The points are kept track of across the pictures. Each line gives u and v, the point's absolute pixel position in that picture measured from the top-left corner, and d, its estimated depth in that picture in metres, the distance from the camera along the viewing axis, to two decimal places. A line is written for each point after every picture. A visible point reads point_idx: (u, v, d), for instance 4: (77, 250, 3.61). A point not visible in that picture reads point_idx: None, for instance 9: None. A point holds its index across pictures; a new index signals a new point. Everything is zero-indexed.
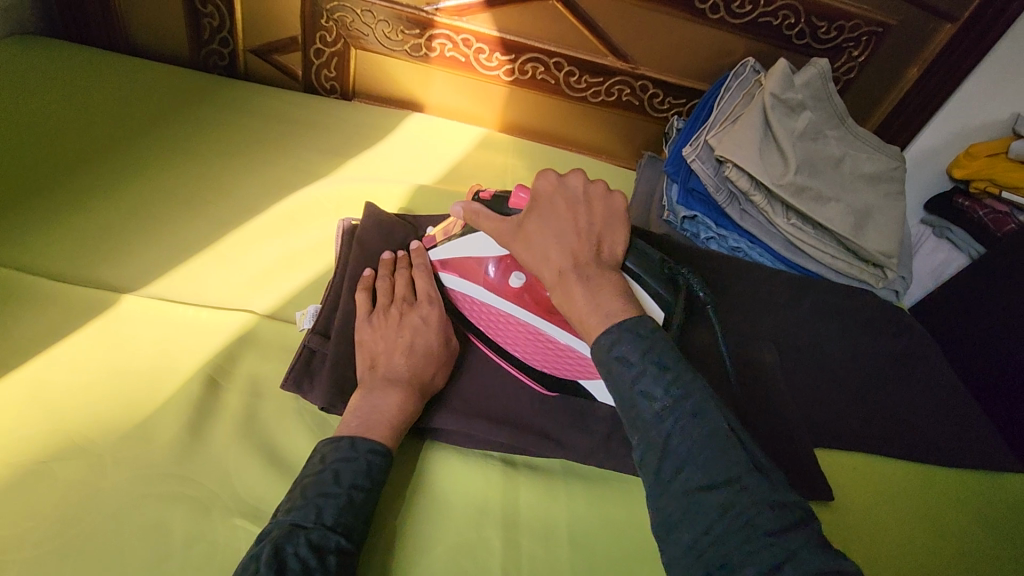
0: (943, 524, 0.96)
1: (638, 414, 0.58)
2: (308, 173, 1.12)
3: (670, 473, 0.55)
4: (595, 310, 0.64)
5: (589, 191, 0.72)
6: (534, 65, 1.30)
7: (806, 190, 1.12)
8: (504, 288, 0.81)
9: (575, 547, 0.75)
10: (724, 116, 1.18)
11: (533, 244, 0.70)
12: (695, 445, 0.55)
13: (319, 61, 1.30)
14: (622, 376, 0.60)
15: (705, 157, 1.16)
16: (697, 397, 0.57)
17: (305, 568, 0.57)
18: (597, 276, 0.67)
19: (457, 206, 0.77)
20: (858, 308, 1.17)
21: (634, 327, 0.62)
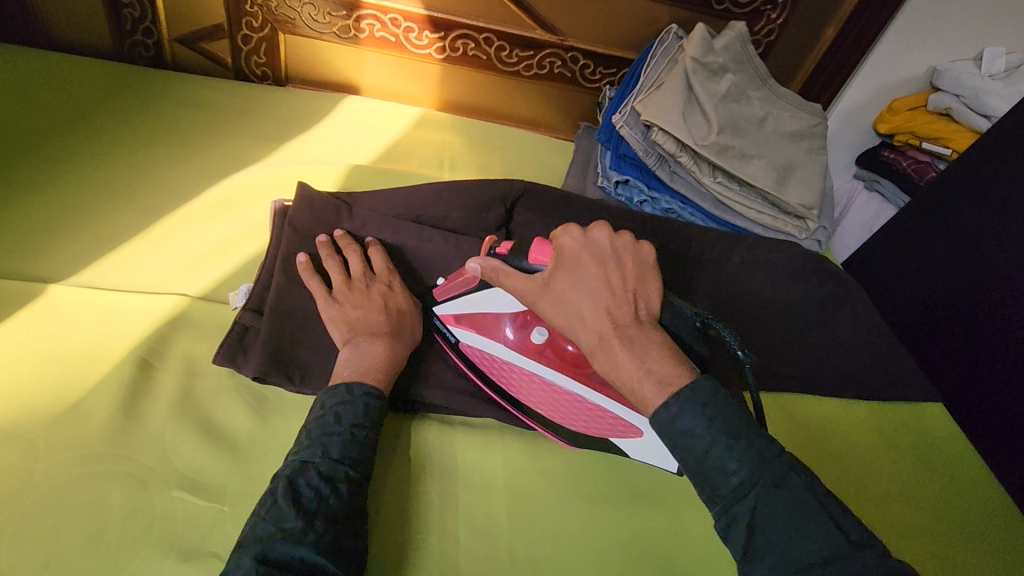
0: (867, 455, 1.02)
1: (715, 488, 0.61)
2: (240, 159, 1.13)
3: (762, 549, 0.59)
4: (644, 375, 0.64)
5: (618, 244, 0.70)
6: (464, 41, 1.31)
7: (729, 149, 1.17)
8: (526, 346, 0.82)
9: (511, 495, 0.79)
10: (650, 82, 1.21)
11: (563, 304, 0.69)
12: (784, 523, 0.58)
13: (248, 47, 1.30)
14: (696, 450, 0.61)
15: (633, 123, 1.19)
16: (776, 471, 0.60)
17: (319, 498, 0.65)
18: (639, 337, 0.65)
19: (474, 264, 0.77)
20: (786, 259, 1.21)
21: (692, 390, 0.62)
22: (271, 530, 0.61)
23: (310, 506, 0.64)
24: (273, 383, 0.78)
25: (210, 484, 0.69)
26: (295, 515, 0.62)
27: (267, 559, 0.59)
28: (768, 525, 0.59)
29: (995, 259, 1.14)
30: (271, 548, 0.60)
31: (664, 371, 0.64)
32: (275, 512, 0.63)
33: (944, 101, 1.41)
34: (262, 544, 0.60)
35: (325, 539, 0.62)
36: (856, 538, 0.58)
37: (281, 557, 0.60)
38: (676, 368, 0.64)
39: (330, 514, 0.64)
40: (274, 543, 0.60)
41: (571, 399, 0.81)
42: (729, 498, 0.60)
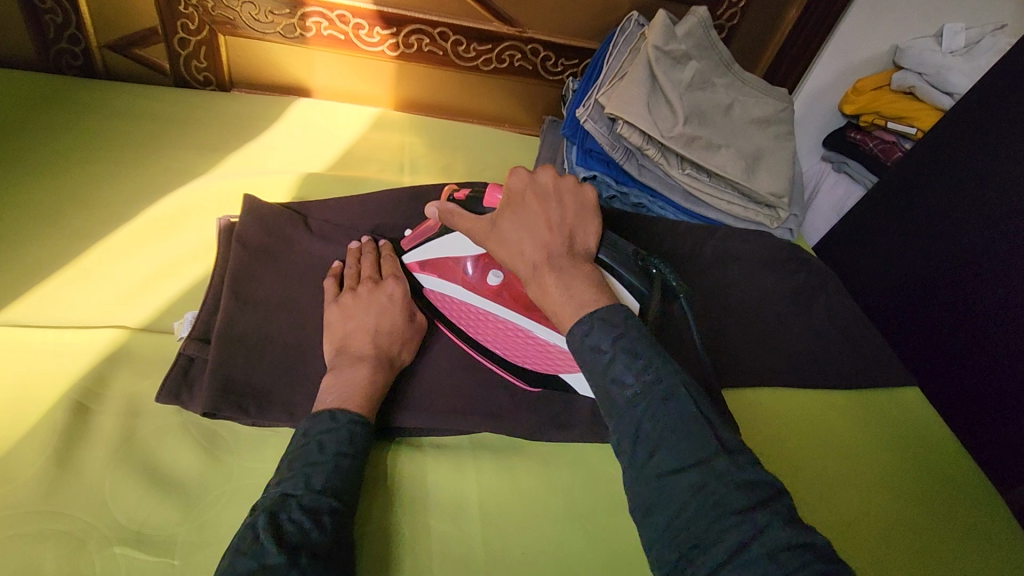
0: (850, 446, 1.01)
1: (613, 400, 0.59)
2: (183, 173, 1.05)
3: (645, 459, 0.55)
4: (568, 297, 0.64)
5: (561, 186, 0.74)
6: (418, 37, 1.25)
7: (696, 140, 1.13)
8: (482, 286, 0.83)
9: (486, 521, 0.75)
10: (612, 73, 1.16)
11: (505, 240, 0.72)
12: (666, 431, 0.55)
13: (186, 52, 1.21)
14: (596, 363, 0.60)
15: (598, 117, 1.15)
16: (668, 381, 0.57)
17: (301, 531, 0.58)
18: (567, 266, 0.67)
19: (432, 207, 0.79)
20: (756, 249, 1.21)
21: (607, 314, 0.62)
22: (251, 567, 0.54)
23: (294, 536, 0.57)
24: (224, 418, 0.72)
25: (157, 535, 0.63)
26: (280, 547, 0.56)
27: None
28: (654, 434, 0.55)
29: (965, 239, 1.13)
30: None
31: (585, 296, 0.64)
32: (256, 547, 0.56)
33: (907, 79, 1.40)
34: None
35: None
36: (739, 454, 0.54)
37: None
38: (600, 294, 0.65)
39: (314, 544, 0.58)
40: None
41: (525, 337, 0.82)
42: (620, 406, 0.58)
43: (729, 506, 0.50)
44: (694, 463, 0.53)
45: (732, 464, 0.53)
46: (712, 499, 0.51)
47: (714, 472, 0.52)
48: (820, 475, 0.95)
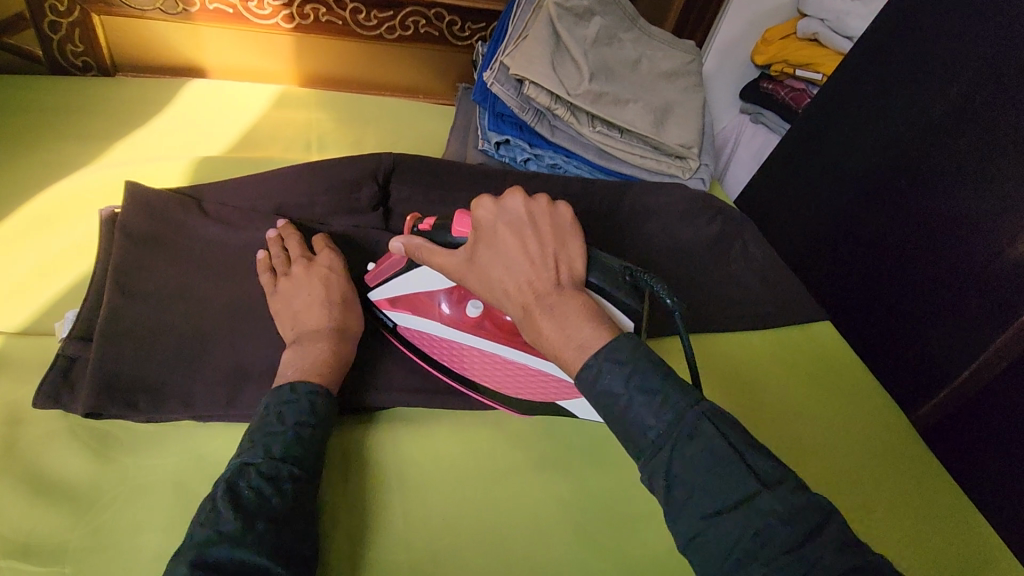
0: (744, 370, 1.01)
1: (636, 445, 0.55)
2: (62, 164, 0.98)
3: (678, 496, 0.52)
4: (566, 343, 0.58)
5: (535, 209, 0.64)
6: (313, 6, 1.19)
7: (605, 96, 1.12)
8: (462, 320, 0.79)
9: (440, 478, 0.74)
10: (517, 32, 1.11)
11: (487, 280, 0.64)
12: (705, 471, 0.52)
13: (58, 36, 1.13)
14: (613, 410, 0.56)
15: (505, 79, 1.10)
16: (690, 417, 0.54)
17: (259, 497, 0.58)
18: (560, 303, 0.59)
19: (397, 243, 0.72)
20: (673, 202, 1.14)
21: (611, 353, 0.56)
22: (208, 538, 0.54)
23: (250, 501, 0.57)
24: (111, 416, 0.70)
25: (43, 543, 0.61)
26: (240, 516, 0.56)
27: (204, 564, 0.52)
28: (685, 475, 0.52)
29: None
30: (209, 554, 0.53)
31: (584, 337, 0.57)
32: (206, 520, 0.56)
33: (811, 26, 1.39)
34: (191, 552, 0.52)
35: (269, 539, 0.56)
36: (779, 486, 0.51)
37: (217, 563, 0.53)
38: (598, 328, 0.58)
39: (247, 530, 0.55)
40: (211, 551, 0.53)
41: (517, 369, 0.78)
42: (647, 454, 0.54)
43: (779, 546, 0.48)
44: (745, 503, 0.50)
45: (775, 501, 0.50)
46: (755, 527, 0.49)
47: (758, 505, 0.50)
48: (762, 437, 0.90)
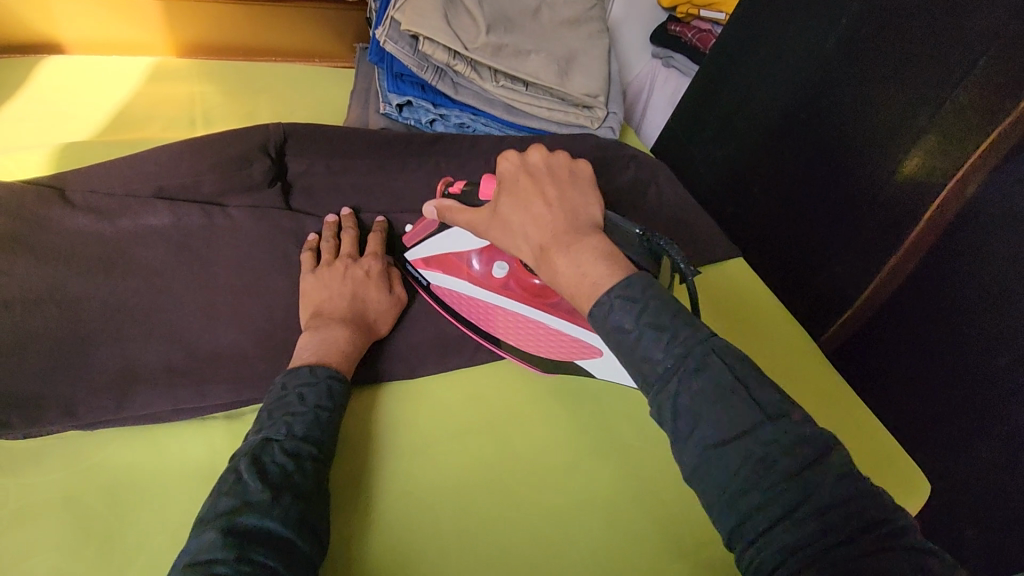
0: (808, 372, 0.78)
1: (642, 376, 0.43)
2: None
3: (686, 433, 0.41)
4: (578, 278, 0.46)
5: (553, 162, 0.54)
6: None
7: (772, 117, 0.97)
8: (489, 281, 0.69)
9: (491, 441, 0.63)
10: (561, 11, 0.93)
11: (509, 232, 0.53)
12: (706, 401, 0.41)
13: None
14: (625, 343, 0.44)
15: (558, 55, 0.89)
16: (694, 349, 0.42)
17: (285, 476, 0.47)
18: (580, 240, 0.48)
19: (428, 205, 0.63)
20: (847, 239, 0.90)
21: (622, 287, 0.44)
22: (232, 507, 0.44)
23: (330, 438, 0.52)
24: None
25: None
26: (329, 438, 0.52)
27: (233, 532, 0.42)
28: (693, 406, 0.41)
29: None
30: (237, 522, 0.43)
31: (599, 274, 0.46)
32: (285, 416, 0.51)
33: None
34: (253, 452, 0.47)
35: (293, 519, 0.45)
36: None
37: (245, 533, 0.43)
38: (615, 263, 0.47)
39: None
40: (238, 515, 0.43)
41: (550, 333, 0.67)
42: (654, 388, 0.43)
43: None
44: (794, 473, 0.38)
45: None
46: (761, 470, 0.38)
47: (820, 496, 0.37)
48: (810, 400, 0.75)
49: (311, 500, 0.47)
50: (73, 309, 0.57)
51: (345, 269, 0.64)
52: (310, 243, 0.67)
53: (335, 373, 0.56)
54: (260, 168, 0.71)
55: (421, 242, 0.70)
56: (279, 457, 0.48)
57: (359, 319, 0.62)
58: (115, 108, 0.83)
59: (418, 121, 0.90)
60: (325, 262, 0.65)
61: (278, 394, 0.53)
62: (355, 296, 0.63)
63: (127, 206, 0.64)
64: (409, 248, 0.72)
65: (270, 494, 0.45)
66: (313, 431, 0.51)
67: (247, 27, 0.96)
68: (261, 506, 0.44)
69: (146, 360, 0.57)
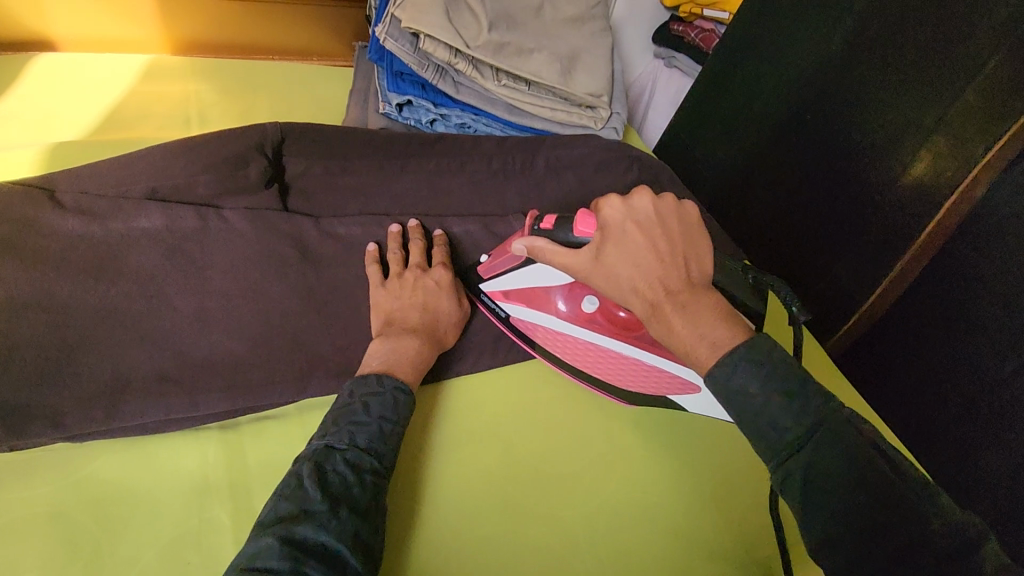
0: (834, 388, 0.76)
1: (770, 444, 0.45)
2: None
3: (818, 502, 0.43)
4: (697, 341, 0.47)
5: (662, 209, 0.51)
6: None
7: (779, 116, 0.95)
8: (576, 316, 0.65)
9: (539, 454, 0.63)
10: (564, 9, 0.92)
11: (614, 284, 0.52)
12: (838, 471, 0.43)
13: None
14: (749, 408, 0.45)
15: (561, 54, 0.88)
16: (830, 422, 0.44)
17: (344, 487, 0.47)
18: (695, 302, 0.48)
19: (519, 244, 0.59)
20: (858, 242, 0.88)
21: (746, 349, 0.46)
22: (291, 512, 0.44)
23: (391, 453, 0.52)
24: None
25: None
26: (390, 453, 0.51)
27: (290, 542, 0.42)
28: (826, 475, 0.43)
29: None
30: (295, 531, 0.43)
31: (716, 336, 0.47)
32: (352, 425, 0.50)
33: None
34: (317, 459, 0.47)
35: (349, 536, 0.44)
36: None
37: (302, 545, 0.43)
38: (730, 326, 0.48)
39: (245, 486, 0.53)
40: (296, 525, 0.43)
41: (642, 369, 0.64)
42: (784, 456, 0.44)
43: None
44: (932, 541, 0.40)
45: None
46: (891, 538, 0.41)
47: (960, 560, 0.39)
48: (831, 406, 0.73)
49: (368, 516, 0.47)
50: (61, 315, 0.55)
51: (415, 280, 0.64)
52: (372, 254, 0.66)
53: (403, 386, 0.55)
54: (257, 169, 0.69)
55: (496, 275, 0.66)
56: (341, 467, 0.48)
57: (430, 329, 0.62)
58: (108, 106, 0.81)
59: (418, 121, 0.88)
60: (393, 273, 0.65)
61: (345, 400, 0.53)
62: (425, 307, 0.63)
63: (118, 208, 0.61)
64: (483, 279, 0.68)
65: (329, 506, 0.45)
66: (375, 444, 0.50)
67: (246, 23, 0.94)
68: (319, 516, 0.44)
69: (137, 368, 0.55)
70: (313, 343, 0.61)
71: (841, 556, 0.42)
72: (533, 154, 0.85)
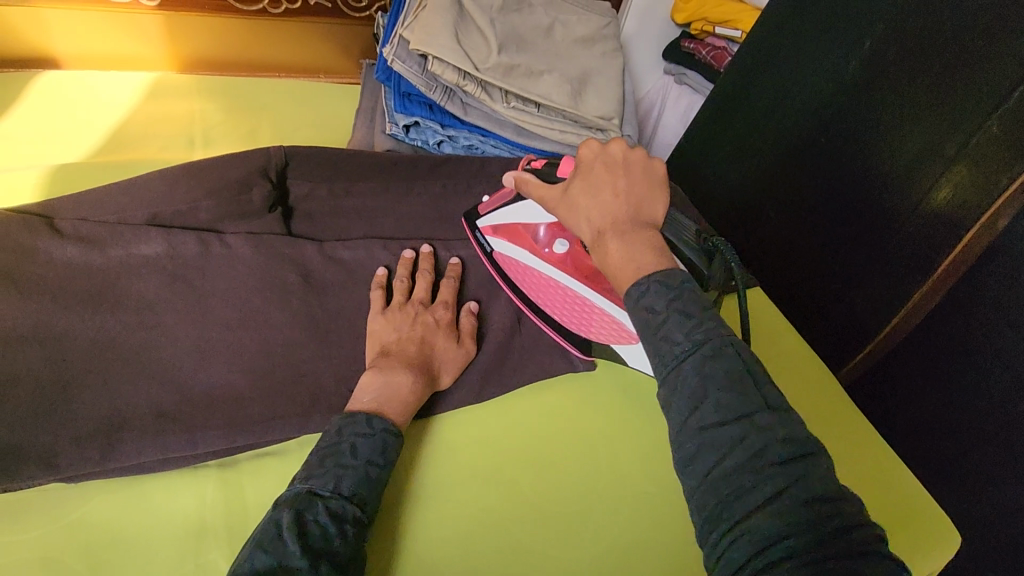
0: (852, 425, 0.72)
1: (659, 355, 0.45)
2: None
3: (685, 410, 0.42)
4: (626, 265, 0.49)
5: (632, 155, 0.54)
6: None
7: (795, 140, 0.93)
8: (550, 256, 0.70)
9: (538, 495, 0.60)
10: (574, 30, 0.90)
11: (574, 213, 0.55)
12: (710, 380, 0.42)
13: None
14: (649, 323, 0.46)
15: (570, 76, 0.86)
16: (715, 338, 0.44)
17: (325, 539, 0.45)
18: (636, 233, 0.50)
19: (507, 174, 0.64)
20: (875, 271, 0.85)
21: (664, 276, 0.47)
22: (269, 566, 0.43)
23: (375, 500, 0.50)
24: None
25: None
26: (374, 500, 0.50)
27: None
28: (698, 384, 0.43)
29: None
30: None
31: (646, 264, 0.48)
32: (336, 468, 0.49)
33: None
34: (298, 508, 0.46)
35: None
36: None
37: None
38: (664, 262, 0.49)
39: (244, 528, 0.51)
40: None
41: (602, 317, 0.68)
42: (668, 366, 0.44)
43: None
44: (784, 459, 0.39)
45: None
46: (746, 449, 0.39)
47: (806, 482, 0.37)
48: (837, 439, 0.71)
49: (345, 571, 0.45)
50: (57, 350, 0.54)
51: (415, 315, 0.63)
52: (379, 279, 0.65)
53: (392, 428, 0.54)
54: (260, 194, 0.68)
55: (496, 210, 0.71)
56: (323, 517, 0.46)
57: (425, 366, 0.60)
58: (111, 126, 0.80)
59: (425, 142, 0.86)
60: (395, 303, 0.64)
61: (331, 438, 0.52)
62: (422, 341, 0.61)
63: (118, 235, 0.60)
64: (482, 214, 0.72)
65: (309, 561, 0.43)
66: (359, 491, 0.49)
67: (252, 41, 0.93)
68: (299, 572, 0.42)
69: (134, 404, 0.53)
70: (315, 375, 0.60)
71: (703, 466, 0.41)
72: None
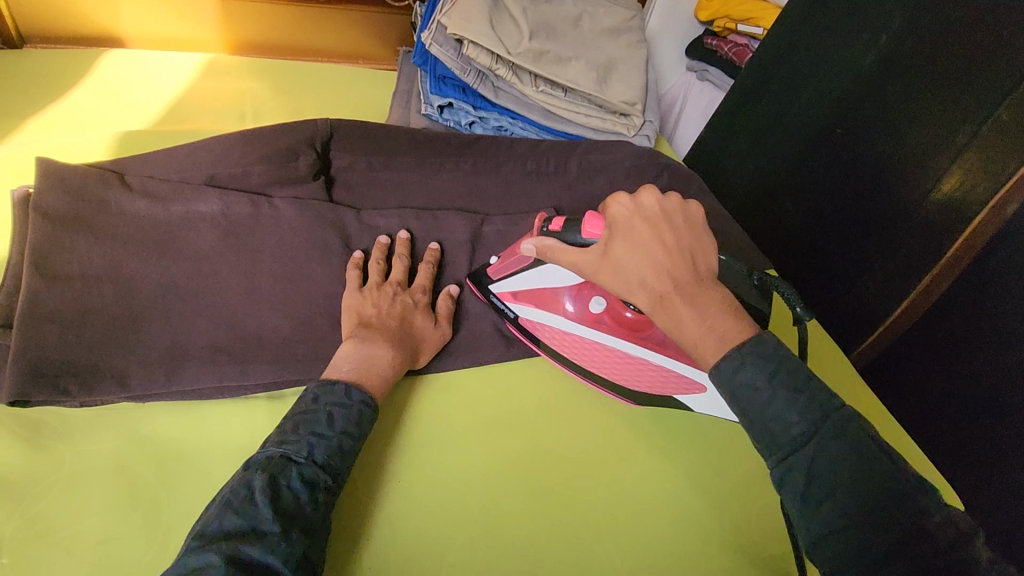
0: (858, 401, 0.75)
1: (772, 438, 0.45)
2: None
3: (818, 496, 0.43)
4: (707, 334, 0.47)
5: (668, 207, 0.52)
6: None
7: (814, 129, 0.96)
8: (584, 317, 0.67)
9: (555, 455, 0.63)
10: (600, 21, 0.95)
11: (622, 277, 0.52)
12: (835, 461, 0.43)
13: None
14: (752, 403, 0.45)
15: (596, 63, 0.91)
16: (830, 415, 0.44)
17: (297, 503, 0.47)
18: (704, 295, 0.48)
19: (529, 244, 0.62)
20: (888, 255, 0.88)
21: (754, 346, 0.46)
22: (240, 528, 0.44)
23: (345, 470, 0.52)
24: None
25: None
26: (344, 470, 0.51)
27: (236, 563, 0.41)
28: (829, 471, 0.43)
29: None
30: (243, 550, 0.42)
31: (726, 329, 0.47)
32: (311, 437, 0.50)
33: None
34: (272, 474, 0.47)
35: (298, 557, 0.44)
36: None
37: (249, 564, 0.42)
38: (741, 322, 0.48)
39: None
40: (243, 545, 0.43)
41: (652, 369, 0.66)
42: (786, 449, 0.44)
43: None
44: (924, 536, 0.40)
45: None
46: (886, 530, 0.41)
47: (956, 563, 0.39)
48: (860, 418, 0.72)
49: (314, 536, 0.47)
50: (127, 287, 0.60)
51: (393, 295, 0.65)
52: (356, 261, 0.67)
53: (368, 400, 0.55)
54: (306, 161, 0.73)
55: (507, 276, 0.68)
56: (295, 483, 0.47)
57: (405, 341, 0.62)
58: (168, 100, 0.86)
59: (457, 123, 0.91)
60: (373, 282, 0.65)
61: (307, 405, 0.53)
62: (402, 320, 0.63)
63: (179, 191, 0.66)
64: (494, 279, 0.70)
65: (280, 526, 0.45)
66: (332, 460, 0.50)
67: (296, 26, 0.99)
68: (267, 538, 0.44)
69: (194, 339, 0.59)
70: None
71: (838, 548, 0.42)
72: (567, 156, 0.87)
